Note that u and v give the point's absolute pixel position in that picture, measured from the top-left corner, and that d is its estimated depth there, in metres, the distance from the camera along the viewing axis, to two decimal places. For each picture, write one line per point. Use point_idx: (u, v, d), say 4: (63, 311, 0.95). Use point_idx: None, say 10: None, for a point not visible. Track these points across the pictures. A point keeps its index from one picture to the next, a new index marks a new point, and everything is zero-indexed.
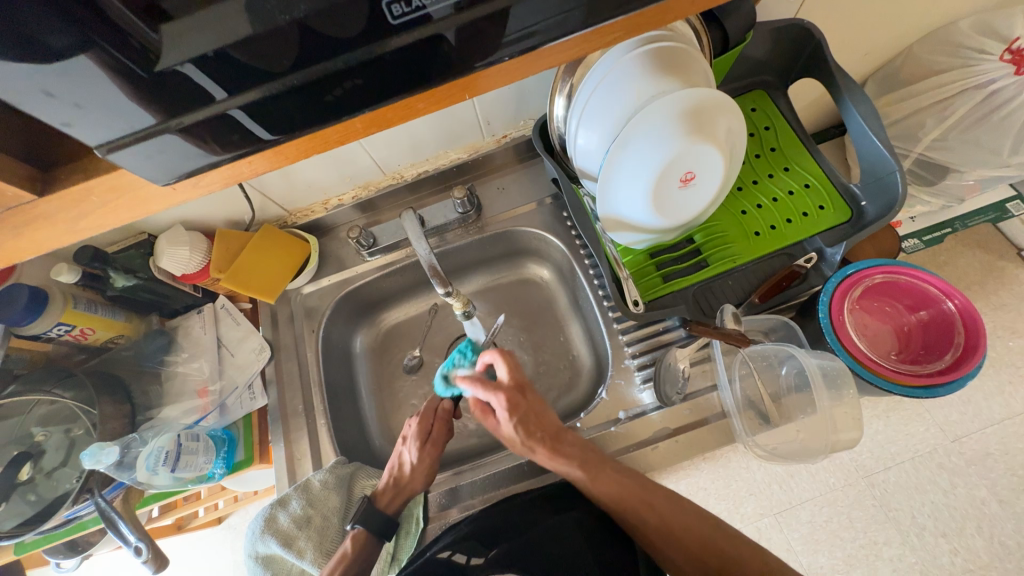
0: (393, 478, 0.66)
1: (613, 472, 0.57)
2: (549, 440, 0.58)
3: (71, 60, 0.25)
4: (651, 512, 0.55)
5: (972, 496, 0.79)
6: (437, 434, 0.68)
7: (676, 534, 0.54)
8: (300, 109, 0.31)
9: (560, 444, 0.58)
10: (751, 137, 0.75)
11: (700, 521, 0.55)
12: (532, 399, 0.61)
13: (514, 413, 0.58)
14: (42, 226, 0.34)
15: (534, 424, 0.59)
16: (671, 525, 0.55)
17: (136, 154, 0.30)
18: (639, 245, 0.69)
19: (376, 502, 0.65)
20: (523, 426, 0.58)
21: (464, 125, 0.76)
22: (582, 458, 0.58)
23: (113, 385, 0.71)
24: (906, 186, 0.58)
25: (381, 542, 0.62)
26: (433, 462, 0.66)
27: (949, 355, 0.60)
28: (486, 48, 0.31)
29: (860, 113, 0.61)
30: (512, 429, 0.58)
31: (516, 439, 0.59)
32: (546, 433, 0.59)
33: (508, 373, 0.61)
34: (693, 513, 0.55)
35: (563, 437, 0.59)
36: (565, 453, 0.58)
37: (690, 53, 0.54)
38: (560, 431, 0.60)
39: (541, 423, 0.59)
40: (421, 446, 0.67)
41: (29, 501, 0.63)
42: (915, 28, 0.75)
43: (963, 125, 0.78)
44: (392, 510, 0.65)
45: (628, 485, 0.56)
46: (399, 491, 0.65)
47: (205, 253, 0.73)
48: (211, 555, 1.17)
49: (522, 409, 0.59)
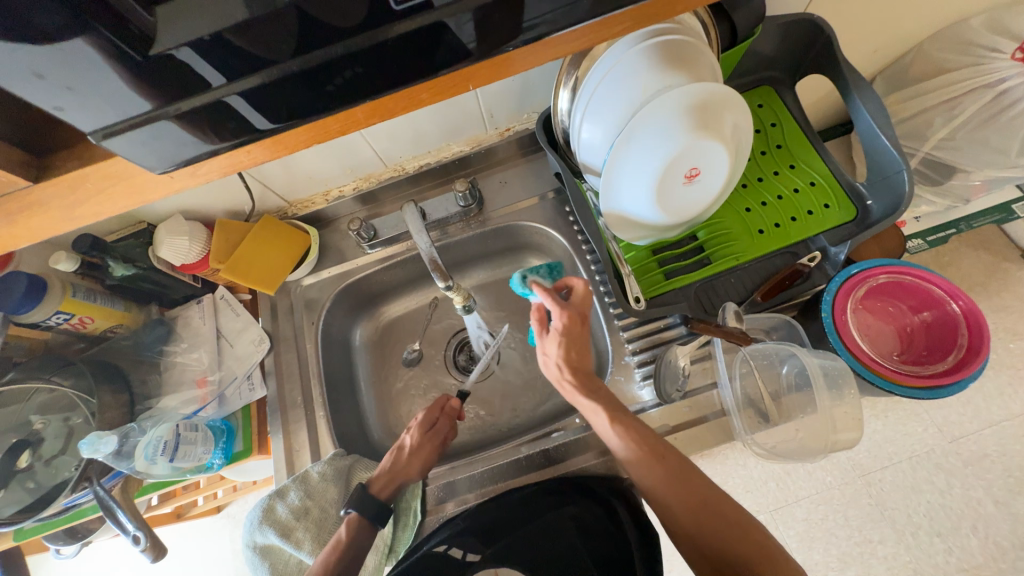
0: (390, 465, 0.65)
1: (631, 421, 0.56)
2: (579, 373, 0.59)
3: (60, 43, 0.24)
4: (660, 463, 0.53)
5: (969, 497, 0.79)
6: (443, 427, 0.69)
7: (685, 490, 0.52)
8: (301, 95, 0.31)
9: (588, 381, 0.59)
10: (756, 133, 0.74)
11: (709, 487, 0.53)
12: (586, 331, 0.63)
13: (564, 333, 0.61)
14: (36, 214, 0.33)
15: (576, 353, 0.61)
16: (678, 478, 0.53)
17: (131, 140, 0.30)
18: (642, 241, 0.69)
19: (371, 489, 0.64)
20: (565, 346, 0.61)
21: (467, 118, 0.75)
22: (608, 404, 0.58)
23: (113, 373, 0.70)
24: (913, 186, 0.57)
25: (376, 526, 0.62)
26: (431, 452, 0.66)
27: (952, 357, 0.59)
28: (494, 36, 0.31)
29: (870, 110, 0.60)
30: (556, 343, 0.61)
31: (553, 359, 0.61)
32: (579, 366, 0.60)
33: (582, 296, 0.62)
34: (704, 480, 0.53)
35: (593, 379, 0.60)
36: (591, 392, 0.58)
37: (697, 47, 0.53)
38: (591, 372, 0.61)
39: (581, 355, 0.61)
40: (422, 432, 0.68)
41: (28, 488, 0.64)
42: (926, 24, 0.74)
43: (972, 125, 0.77)
44: (383, 496, 0.64)
45: (643, 445, 0.54)
46: (392, 478, 0.64)
47: (204, 243, 0.73)
48: (210, 544, 1.18)
49: (574, 332, 0.61)
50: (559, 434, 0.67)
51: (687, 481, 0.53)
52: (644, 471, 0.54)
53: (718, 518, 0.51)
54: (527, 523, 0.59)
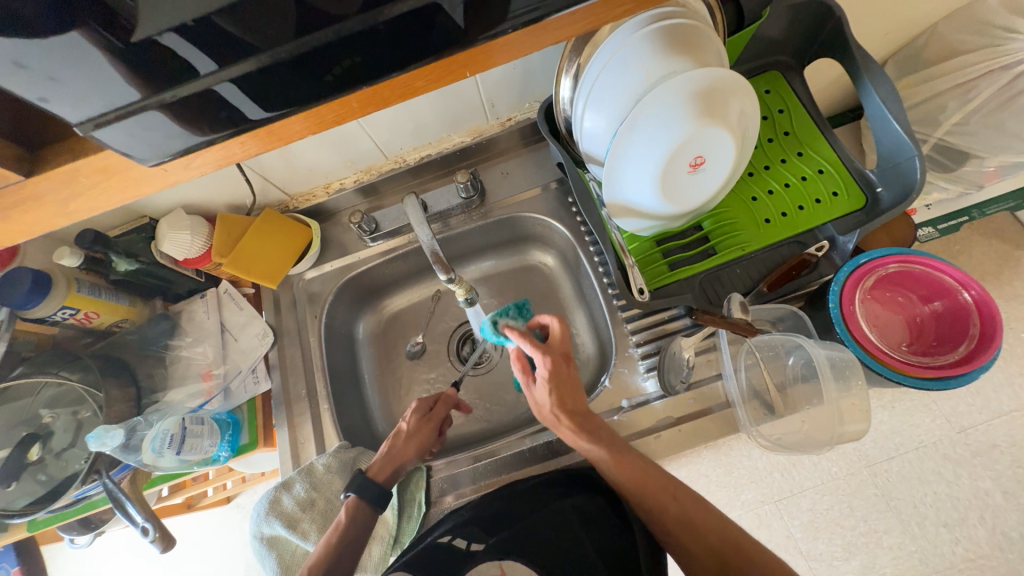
0: (388, 451, 0.65)
1: (634, 457, 0.56)
2: (577, 415, 0.56)
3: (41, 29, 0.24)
4: (673, 501, 0.54)
5: (976, 487, 0.78)
6: (438, 411, 0.68)
7: (698, 527, 0.53)
8: (293, 81, 0.30)
9: (586, 421, 0.57)
10: (764, 120, 0.72)
11: (721, 521, 0.53)
12: (573, 369, 0.59)
13: (553, 378, 0.56)
14: (31, 209, 0.33)
15: (570, 395, 0.57)
16: (690, 515, 0.54)
17: (121, 130, 0.29)
18: (646, 232, 0.68)
19: (369, 474, 0.63)
20: (557, 392, 0.57)
21: (467, 108, 0.74)
22: (610, 441, 0.56)
23: (119, 367, 0.71)
24: (924, 172, 0.56)
25: (375, 509, 0.61)
26: (428, 431, 0.66)
27: (963, 347, 0.58)
28: (490, 19, 0.30)
29: (881, 94, 0.58)
30: (546, 389, 0.56)
31: (546, 404, 0.57)
32: (576, 408, 0.57)
33: (559, 336, 0.59)
34: (711, 510, 0.54)
35: (593, 419, 0.57)
36: (591, 433, 0.56)
37: (703, 31, 0.52)
38: (588, 410, 0.58)
39: (576, 397, 0.57)
40: (417, 416, 0.68)
41: (39, 480, 0.65)
42: (940, 5, 0.72)
43: (987, 109, 0.75)
44: (381, 478, 0.63)
45: (656, 479, 0.55)
46: (389, 460, 0.64)
47: (207, 237, 0.73)
48: (221, 533, 1.19)
49: (563, 375, 0.57)
50: None
51: (699, 518, 0.53)
52: (658, 505, 0.54)
53: (733, 552, 0.51)
54: (534, 513, 0.59)
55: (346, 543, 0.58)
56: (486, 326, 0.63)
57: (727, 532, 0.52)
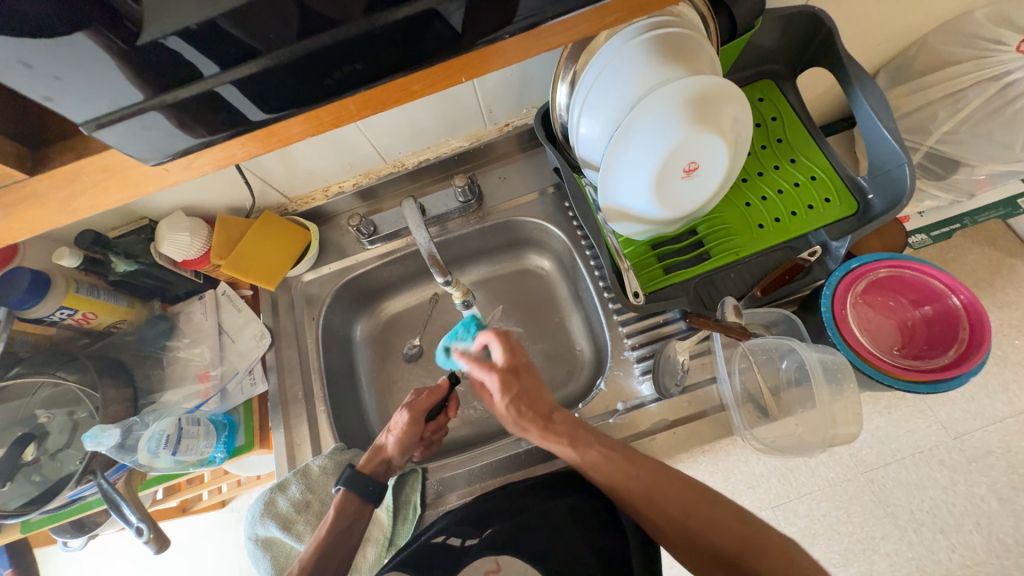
0: (376, 445, 0.66)
1: (596, 437, 0.57)
2: (538, 419, 0.58)
3: (45, 32, 0.25)
4: (634, 481, 0.53)
5: (972, 493, 0.79)
6: (423, 401, 0.67)
7: (661, 501, 0.52)
8: (294, 85, 0.31)
9: (550, 424, 0.58)
10: (757, 128, 0.73)
11: (685, 492, 0.52)
12: (527, 379, 0.61)
13: (507, 392, 0.59)
14: (33, 207, 0.34)
15: (526, 404, 0.59)
16: (655, 493, 0.53)
17: (124, 130, 0.30)
18: (640, 237, 0.68)
19: (357, 466, 0.64)
20: (515, 404, 0.59)
21: (465, 113, 0.75)
22: (572, 433, 0.57)
23: (116, 368, 0.71)
24: (914, 179, 0.57)
25: (365, 503, 0.62)
26: (413, 425, 0.65)
27: (952, 351, 0.59)
28: (485, 25, 0.31)
29: (871, 103, 0.60)
30: (503, 404, 0.59)
31: (508, 418, 0.60)
32: (535, 413, 0.58)
33: (502, 355, 0.62)
34: (678, 475, 0.54)
35: (553, 417, 0.58)
36: (556, 432, 0.57)
37: (696, 40, 0.53)
38: (552, 412, 0.59)
39: (533, 404, 0.59)
40: (408, 407, 0.67)
41: (34, 481, 0.65)
42: (931, 17, 0.73)
43: (977, 118, 0.77)
44: (368, 469, 0.64)
45: (615, 461, 0.55)
46: (377, 454, 0.65)
47: (206, 239, 0.73)
48: (215, 539, 1.19)
49: (516, 389, 0.60)
50: None
51: (663, 491, 0.53)
52: (619, 481, 0.54)
53: (704, 528, 0.50)
54: (527, 510, 0.59)
55: (335, 536, 0.59)
56: (440, 354, 0.74)
57: (695, 504, 0.52)
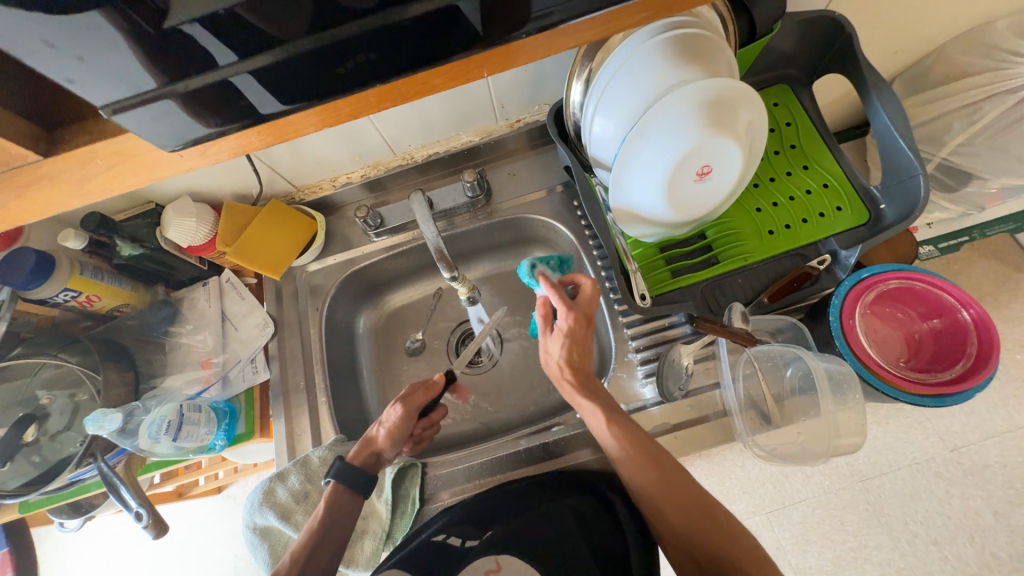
0: (367, 436, 0.66)
1: (626, 423, 0.56)
2: (579, 374, 0.60)
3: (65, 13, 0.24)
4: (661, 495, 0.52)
5: (967, 506, 0.79)
6: (417, 398, 0.66)
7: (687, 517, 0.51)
8: (312, 76, 0.31)
9: (588, 382, 0.60)
10: (771, 132, 0.73)
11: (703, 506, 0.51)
12: (591, 331, 0.62)
13: (569, 334, 0.61)
14: (44, 189, 0.33)
15: (578, 354, 0.61)
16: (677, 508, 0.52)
17: (141, 116, 0.30)
18: (649, 239, 0.68)
19: (347, 458, 0.64)
20: (568, 348, 0.61)
21: (478, 107, 0.75)
22: (604, 403, 0.58)
23: (118, 352, 0.71)
24: (928, 190, 0.56)
25: (360, 495, 0.62)
26: (405, 422, 0.64)
27: (960, 365, 0.59)
28: (506, 23, 0.31)
29: (888, 112, 0.59)
30: (560, 342, 0.61)
31: (555, 358, 0.61)
32: (580, 367, 0.60)
33: (587, 298, 0.62)
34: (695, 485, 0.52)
35: (593, 379, 0.60)
36: (590, 394, 0.58)
37: (715, 42, 0.52)
38: (591, 373, 0.61)
39: (583, 357, 0.61)
40: (402, 402, 0.66)
41: (33, 462, 0.64)
42: (950, 27, 0.73)
43: (991, 131, 0.76)
44: (357, 461, 0.64)
45: (643, 459, 0.53)
46: (367, 446, 0.65)
47: (211, 226, 0.73)
48: (211, 523, 1.19)
49: (577, 334, 0.61)
50: (558, 429, 0.66)
51: (682, 502, 0.51)
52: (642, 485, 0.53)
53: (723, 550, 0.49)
54: (527, 511, 0.59)
55: (327, 529, 0.59)
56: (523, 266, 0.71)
57: (700, 514, 0.50)
